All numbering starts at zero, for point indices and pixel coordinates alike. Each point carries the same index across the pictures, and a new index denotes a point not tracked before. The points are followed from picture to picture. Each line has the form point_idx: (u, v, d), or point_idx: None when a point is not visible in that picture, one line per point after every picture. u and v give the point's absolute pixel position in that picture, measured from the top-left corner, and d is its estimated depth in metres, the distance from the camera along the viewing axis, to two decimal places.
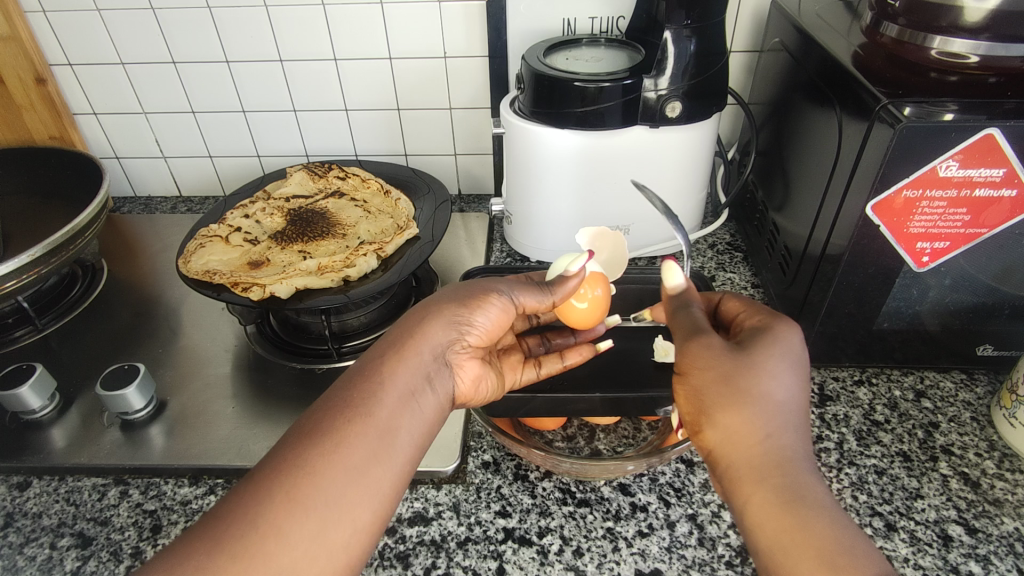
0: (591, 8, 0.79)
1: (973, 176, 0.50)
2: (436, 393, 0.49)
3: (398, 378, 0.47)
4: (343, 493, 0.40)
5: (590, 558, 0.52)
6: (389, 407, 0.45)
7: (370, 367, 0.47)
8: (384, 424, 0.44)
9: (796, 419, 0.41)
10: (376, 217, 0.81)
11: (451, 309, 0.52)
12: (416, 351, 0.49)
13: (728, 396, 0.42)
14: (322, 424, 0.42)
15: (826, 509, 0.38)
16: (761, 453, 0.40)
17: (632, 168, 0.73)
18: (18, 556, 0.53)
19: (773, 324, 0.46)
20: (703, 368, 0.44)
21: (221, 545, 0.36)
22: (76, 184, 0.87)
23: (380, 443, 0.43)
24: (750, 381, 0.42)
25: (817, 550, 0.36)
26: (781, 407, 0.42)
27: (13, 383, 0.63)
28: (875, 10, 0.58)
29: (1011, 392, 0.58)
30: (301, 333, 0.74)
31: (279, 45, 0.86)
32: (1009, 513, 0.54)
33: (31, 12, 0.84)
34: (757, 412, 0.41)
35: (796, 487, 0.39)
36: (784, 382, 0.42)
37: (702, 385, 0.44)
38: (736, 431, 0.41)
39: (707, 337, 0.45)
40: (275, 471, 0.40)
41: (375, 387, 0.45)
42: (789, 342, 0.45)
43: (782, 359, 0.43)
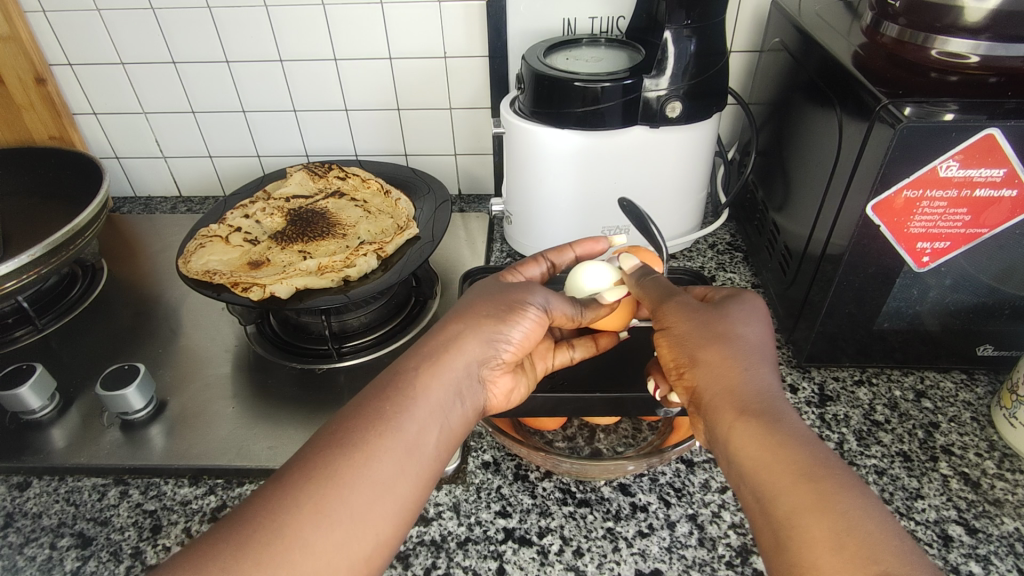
0: (591, 8, 0.79)
1: (974, 176, 0.50)
2: (463, 407, 0.48)
3: (430, 390, 0.46)
4: (368, 504, 0.40)
5: (590, 558, 0.52)
6: (419, 421, 0.44)
7: (402, 376, 0.47)
8: (413, 438, 0.44)
9: (769, 361, 0.46)
10: (376, 216, 0.81)
11: (488, 319, 0.51)
12: (449, 363, 0.48)
13: (707, 337, 0.47)
14: (351, 434, 0.42)
15: (803, 435, 0.41)
16: (742, 387, 0.44)
17: (632, 168, 0.73)
18: (18, 556, 0.53)
19: (741, 292, 0.52)
20: (680, 318, 0.49)
21: (243, 551, 0.36)
22: (77, 184, 0.87)
23: (407, 456, 0.43)
24: (723, 327, 0.47)
25: (801, 469, 0.39)
26: (753, 348, 0.46)
27: (13, 383, 0.63)
28: (875, 10, 0.58)
29: (1011, 392, 0.58)
30: (301, 333, 0.74)
31: (279, 45, 0.85)
32: (1009, 513, 0.54)
33: (31, 12, 0.84)
34: (733, 351, 0.46)
35: (777, 416, 0.42)
36: (754, 332, 0.48)
37: (682, 331, 0.48)
38: (717, 369, 0.45)
39: (681, 297, 0.51)
40: (300, 478, 0.40)
41: (406, 398, 0.45)
42: (756, 305, 0.50)
43: (750, 315, 0.49)
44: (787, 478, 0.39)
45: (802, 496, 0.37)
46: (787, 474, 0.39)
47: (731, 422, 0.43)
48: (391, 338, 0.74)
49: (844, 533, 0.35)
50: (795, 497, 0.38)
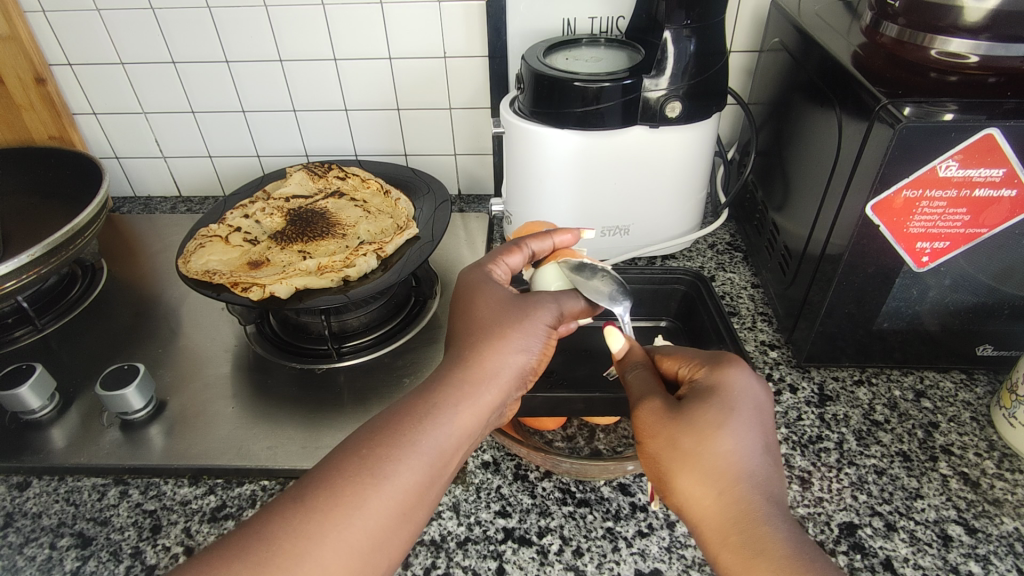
0: (591, 8, 0.79)
1: (973, 176, 0.50)
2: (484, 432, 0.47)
3: (460, 420, 0.44)
4: (382, 528, 0.40)
5: (589, 558, 0.52)
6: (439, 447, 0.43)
7: (432, 396, 0.44)
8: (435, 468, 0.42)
9: (740, 461, 0.42)
10: (376, 216, 0.81)
11: (519, 337, 0.48)
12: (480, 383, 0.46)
13: (682, 442, 0.43)
14: (373, 454, 0.41)
15: (790, 556, 0.38)
16: (722, 510, 0.41)
17: (631, 168, 0.73)
18: (18, 556, 0.53)
19: (715, 375, 0.46)
20: (651, 430, 0.45)
21: (249, 571, 0.36)
22: (76, 183, 0.87)
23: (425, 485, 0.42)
24: (694, 438, 0.43)
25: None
26: (730, 453, 0.42)
27: (12, 383, 0.63)
28: (875, 10, 0.57)
29: (1011, 392, 0.58)
30: (301, 333, 0.74)
31: (279, 45, 0.86)
32: (1009, 513, 0.54)
33: (31, 12, 0.84)
34: (705, 471, 0.42)
35: (756, 541, 0.39)
36: (735, 440, 0.43)
37: (656, 450, 0.45)
38: (696, 489, 0.42)
39: (653, 399, 0.46)
40: (314, 495, 0.39)
41: (433, 427, 0.43)
42: (735, 390, 0.45)
43: (725, 409, 0.44)
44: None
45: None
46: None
47: (716, 545, 0.41)
48: (392, 338, 0.74)
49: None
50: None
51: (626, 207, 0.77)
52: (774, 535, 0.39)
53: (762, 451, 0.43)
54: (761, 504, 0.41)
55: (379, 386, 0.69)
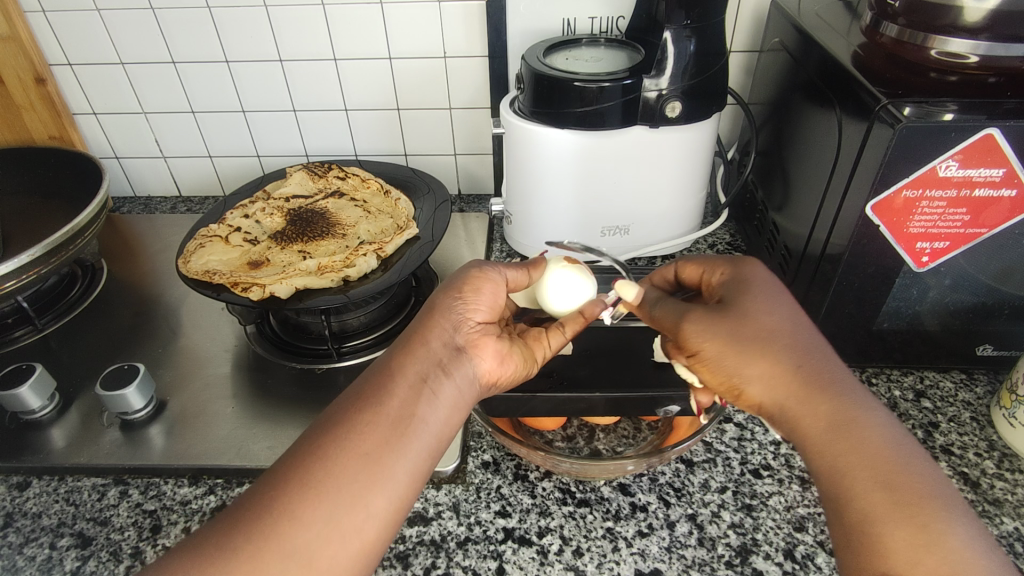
0: (592, 8, 0.79)
1: (973, 176, 0.50)
2: (452, 381, 0.49)
3: (409, 367, 0.48)
4: (364, 473, 0.42)
5: (589, 558, 0.52)
6: (399, 397, 0.46)
7: (382, 365, 0.49)
8: (399, 410, 0.45)
9: (808, 344, 0.45)
10: (376, 217, 0.81)
11: (452, 300, 0.53)
12: (424, 344, 0.50)
13: (744, 337, 0.45)
14: (341, 415, 0.45)
15: (874, 427, 0.41)
16: (796, 391, 0.43)
17: (631, 168, 0.73)
18: (18, 556, 0.53)
19: (743, 272, 0.49)
20: (702, 329, 0.46)
21: (243, 532, 0.38)
22: (77, 183, 0.87)
23: (393, 428, 0.44)
24: (760, 328, 0.45)
25: (885, 477, 0.39)
26: (784, 338, 0.45)
27: (12, 383, 0.63)
28: (875, 10, 0.57)
29: (1011, 392, 0.58)
30: (301, 333, 0.74)
31: (279, 45, 0.85)
32: (1009, 513, 0.54)
33: (31, 12, 0.84)
34: (784, 356, 0.44)
35: (848, 419, 0.42)
36: (783, 323, 0.46)
37: (720, 342, 0.45)
38: (767, 377, 0.44)
39: (696, 309, 0.48)
40: (285, 463, 0.42)
41: (386, 380, 0.47)
42: (761, 283, 0.48)
43: (771, 300, 0.47)
44: (866, 475, 0.40)
45: (889, 503, 0.39)
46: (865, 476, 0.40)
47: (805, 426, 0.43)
48: (392, 338, 0.74)
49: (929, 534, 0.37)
50: (876, 500, 0.39)
51: (626, 208, 0.77)
52: (855, 409, 0.42)
53: (807, 325, 0.46)
54: (828, 379, 0.43)
55: None
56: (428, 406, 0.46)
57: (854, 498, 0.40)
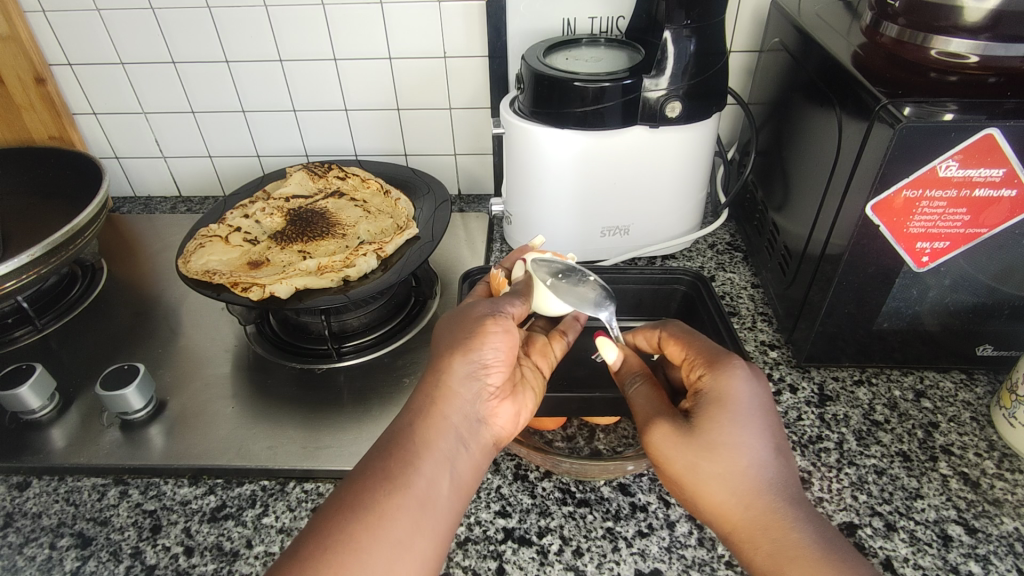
0: (592, 8, 0.79)
1: (973, 176, 0.50)
2: (470, 451, 0.48)
3: (433, 442, 0.46)
4: (392, 563, 0.41)
5: (589, 558, 0.52)
6: (427, 476, 0.44)
7: (402, 435, 0.46)
8: (427, 492, 0.44)
9: (758, 470, 0.43)
10: (376, 216, 0.81)
11: (468, 356, 0.49)
12: (444, 415, 0.47)
13: (698, 467, 0.44)
14: (365, 497, 0.42)
15: (820, 560, 0.40)
16: (747, 522, 0.42)
17: (633, 168, 0.73)
18: (18, 556, 0.53)
19: (719, 383, 0.46)
20: (664, 455, 0.45)
21: None
22: (76, 183, 0.87)
23: (421, 512, 0.43)
24: (716, 463, 0.43)
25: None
26: (745, 473, 0.43)
27: (12, 383, 0.63)
28: (875, 10, 0.57)
29: (1011, 392, 0.58)
30: (301, 333, 0.74)
31: (279, 45, 0.85)
32: (1009, 513, 0.54)
33: (31, 12, 0.84)
34: (733, 493, 0.43)
35: (795, 560, 0.40)
36: (748, 453, 0.43)
37: (678, 473, 0.45)
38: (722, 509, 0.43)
39: (660, 424, 0.46)
40: (311, 550, 0.40)
41: (412, 455, 0.45)
42: (740, 399, 0.45)
43: (740, 426, 0.44)
44: None
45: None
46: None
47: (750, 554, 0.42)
48: (392, 338, 0.74)
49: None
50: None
51: (626, 208, 0.77)
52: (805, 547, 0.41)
53: (774, 449, 0.44)
54: (783, 517, 0.42)
55: (379, 386, 0.69)
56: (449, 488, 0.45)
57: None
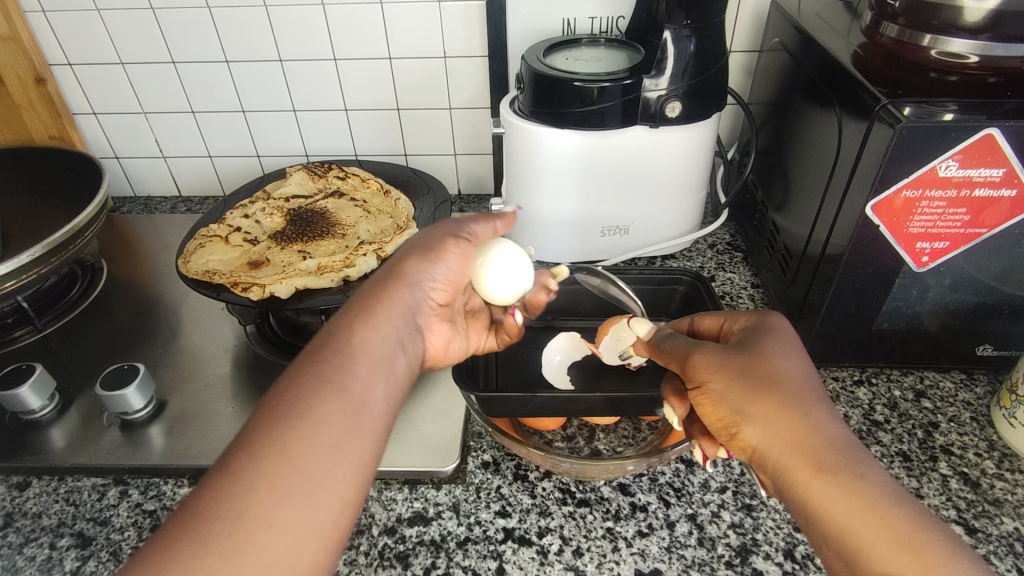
0: (592, 8, 0.79)
1: (973, 176, 0.50)
2: (408, 357, 0.46)
3: (368, 344, 0.43)
4: (329, 463, 0.37)
5: (590, 558, 0.52)
6: (363, 374, 0.41)
7: (337, 334, 0.43)
8: (361, 394, 0.40)
9: (823, 398, 0.42)
10: (376, 217, 0.81)
11: (422, 267, 0.48)
12: (386, 314, 0.45)
13: (752, 377, 0.43)
14: (296, 404, 0.38)
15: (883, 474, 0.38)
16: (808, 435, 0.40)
17: (633, 168, 0.73)
18: (18, 556, 0.53)
19: (767, 321, 0.48)
20: (712, 369, 0.45)
21: (192, 549, 0.32)
22: (76, 183, 0.86)
23: (356, 415, 0.39)
24: (770, 368, 0.43)
25: (900, 535, 0.36)
26: (801, 383, 0.42)
27: (12, 383, 0.63)
28: (875, 10, 0.57)
29: (1011, 392, 0.58)
30: (300, 333, 0.75)
31: (279, 45, 0.85)
32: (1009, 513, 0.54)
33: (31, 12, 0.84)
34: (790, 396, 0.42)
35: (857, 471, 0.38)
36: (799, 368, 0.43)
37: (725, 387, 0.43)
38: (776, 421, 0.41)
39: (706, 348, 0.46)
40: (233, 476, 0.35)
41: (347, 358, 0.41)
42: (785, 333, 0.47)
43: (788, 346, 0.45)
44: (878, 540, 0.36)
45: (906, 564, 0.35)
46: (878, 537, 0.36)
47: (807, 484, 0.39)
48: None
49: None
50: (894, 560, 0.36)
51: (625, 208, 0.77)
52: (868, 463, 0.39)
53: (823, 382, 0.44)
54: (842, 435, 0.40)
55: None
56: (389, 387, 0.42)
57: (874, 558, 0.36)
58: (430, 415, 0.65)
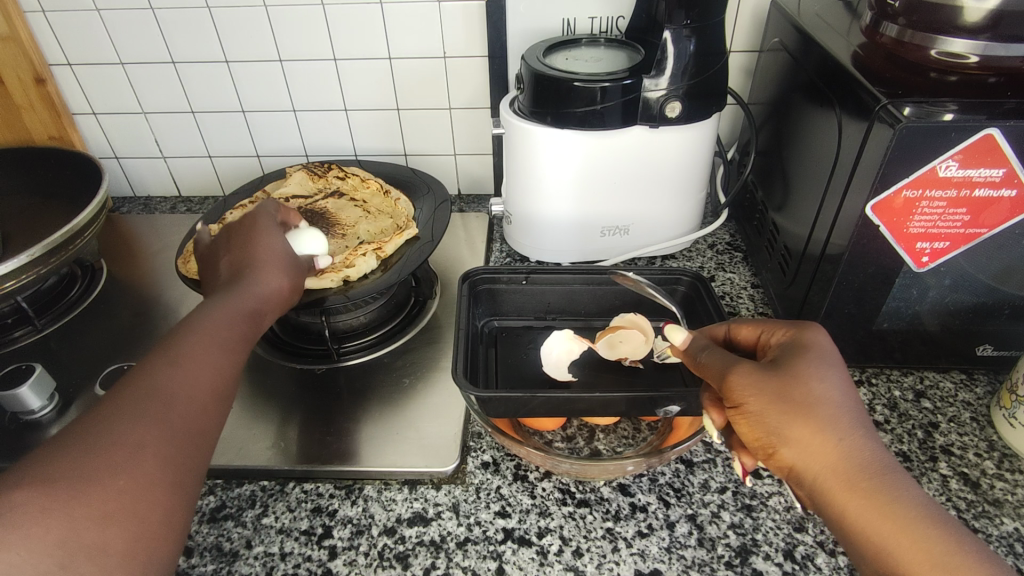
0: (592, 8, 0.79)
1: (973, 176, 0.50)
2: (260, 317, 0.54)
3: (221, 314, 0.51)
4: (187, 389, 0.44)
5: (589, 558, 0.52)
6: (212, 330, 0.50)
7: (202, 316, 0.51)
8: (205, 346, 0.48)
9: (861, 419, 0.41)
10: (376, 216, 0.81)
11: (287, 282, 0.59)
12: (237, 292, 0.54)
13: (790, 400, 0.41)
14: (166, 360, 0.46)
15: (923, 500, 0.38)
16: (846, 458, 0.40)
17: (633, 168, 0.73)
18: None
19: (804, 337, 0.46)
20: (752, 390, 0.43)
21: (73, 460, 0.38)
22: (76, 183, 0.86)
23: (212, 356, 0.48)
24: (809, 390, 0.42)
25: (942, 560, 0.36)
26: (840, 406, 0.41)
27: (12, 383, 0.63)
28: (875, 10, 0.57)
29: (1011, 392, 0.58)
30: (301, 333, 0.74)
31: (279, 45, 0.85)
32: (1009, 513, 0.54)
33: (31, 12, 0.84)
34: (830, 420, 0.41)
35: (895, 495, 0.38)
36: (838, 389, 0.42)
37: (764, 411, 0.42)
38: (817, 445, 0.40)
39: (743, 366, 0.44)
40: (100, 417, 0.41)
41: (194, 329, 0.49)
42: (822, 347, 0.45)
43: (826, 364, 0.44)
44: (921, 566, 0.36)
45: None
46: (920, 563, 0.37)
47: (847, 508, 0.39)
48: (392, 338, 0.74)
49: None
50: None
51: (625, 208, 0.77)
52: (905, 486, 0.39)
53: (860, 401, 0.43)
54: (881, 458, 0.40)
55: (379, 386, 0.69)
56: (231, 357, 0.49)
57: None
58: (430, 416, 0.65)
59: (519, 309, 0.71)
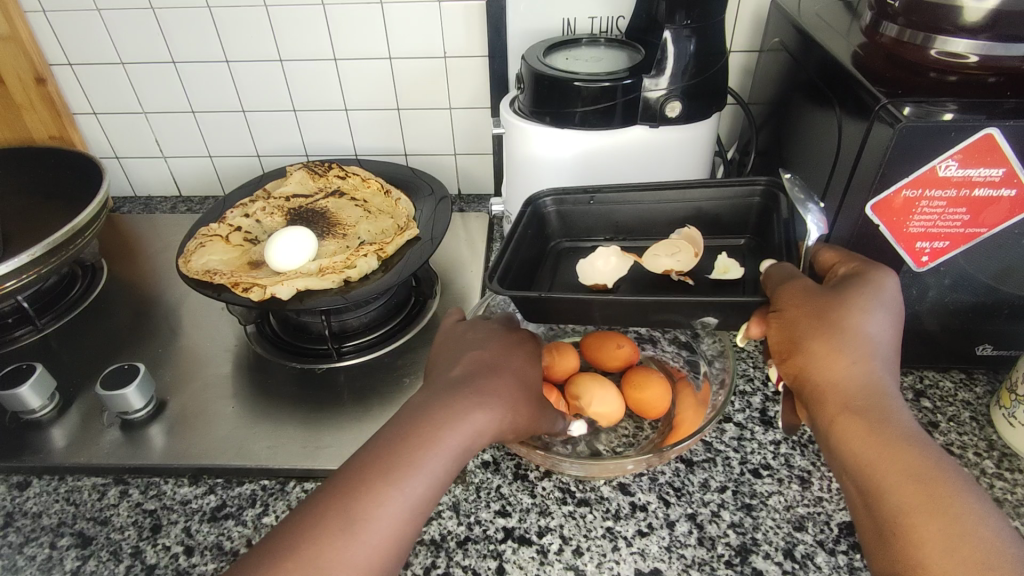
0: (591, 8, 0.79)
1: (973, 176, 0.50)
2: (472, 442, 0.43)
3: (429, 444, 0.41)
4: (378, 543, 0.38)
5: (589, 557, 0.52)
6: (413, 478, 0.40)
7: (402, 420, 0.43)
8: (408, 490, 0.40)
9: (879, 353, 0.44)
10: (376, 216, 0.82)
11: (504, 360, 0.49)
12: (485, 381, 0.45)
13: (820, 323, 0.44)
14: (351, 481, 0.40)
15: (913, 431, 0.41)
16: (852, 379, 0.42)
17: (632, 168, 0.73)
18: (18, 556, 0.53)
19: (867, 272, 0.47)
20: (791, 307, 0.46)
21: None
22: (77, 183, 0.86)
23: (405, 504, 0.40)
24: (841, 315, 0.44)
25: (920, 483, 0.38)
26: (871, 339, 0.44)
27: (12, 383, 0.63)
28: (875, 10, 0.57)
29: (1011, 392, 0.58)
30: (301, 333, 0.74)
31: (279, 46, 0.86)
32: (1008, 512, 0.54)
33: (31, 12, 0.84)
34: (850, 348, 0.43)
35: (887, 421, 0.41)
36: (876, 325, 0.44)
37: (795, 332, 0.45)
38: (831, 362, 0.43)
39: (797, 282, 0.47)
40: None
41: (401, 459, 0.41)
42: (882, 288, 0.46)
43: (874, 303, 0.45)
44: (897, 481, 0.39)
45: (916, 501, 0.38)
46: (898, 479, 0.39)
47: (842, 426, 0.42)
48: (391, 338, 0.74)
49: (960, 536, 0.36)
50: (906, 496, 0.39)
51: None
52: (897, 416, 0.41)
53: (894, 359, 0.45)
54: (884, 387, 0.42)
55: (379, 386, 0.69)
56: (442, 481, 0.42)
57: (885, 493, 0.39)
58: None
59: (587, 231, 0.66)
